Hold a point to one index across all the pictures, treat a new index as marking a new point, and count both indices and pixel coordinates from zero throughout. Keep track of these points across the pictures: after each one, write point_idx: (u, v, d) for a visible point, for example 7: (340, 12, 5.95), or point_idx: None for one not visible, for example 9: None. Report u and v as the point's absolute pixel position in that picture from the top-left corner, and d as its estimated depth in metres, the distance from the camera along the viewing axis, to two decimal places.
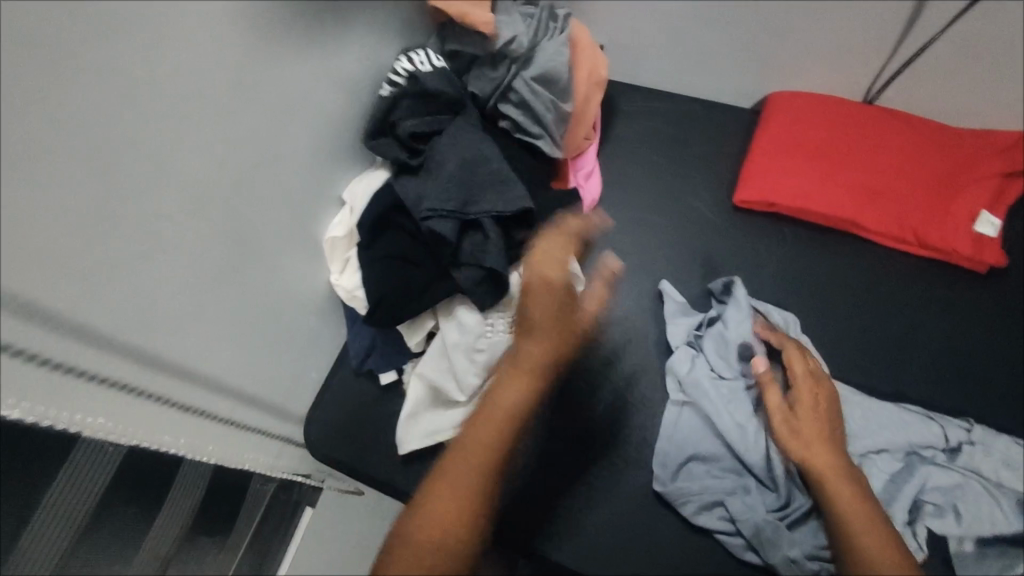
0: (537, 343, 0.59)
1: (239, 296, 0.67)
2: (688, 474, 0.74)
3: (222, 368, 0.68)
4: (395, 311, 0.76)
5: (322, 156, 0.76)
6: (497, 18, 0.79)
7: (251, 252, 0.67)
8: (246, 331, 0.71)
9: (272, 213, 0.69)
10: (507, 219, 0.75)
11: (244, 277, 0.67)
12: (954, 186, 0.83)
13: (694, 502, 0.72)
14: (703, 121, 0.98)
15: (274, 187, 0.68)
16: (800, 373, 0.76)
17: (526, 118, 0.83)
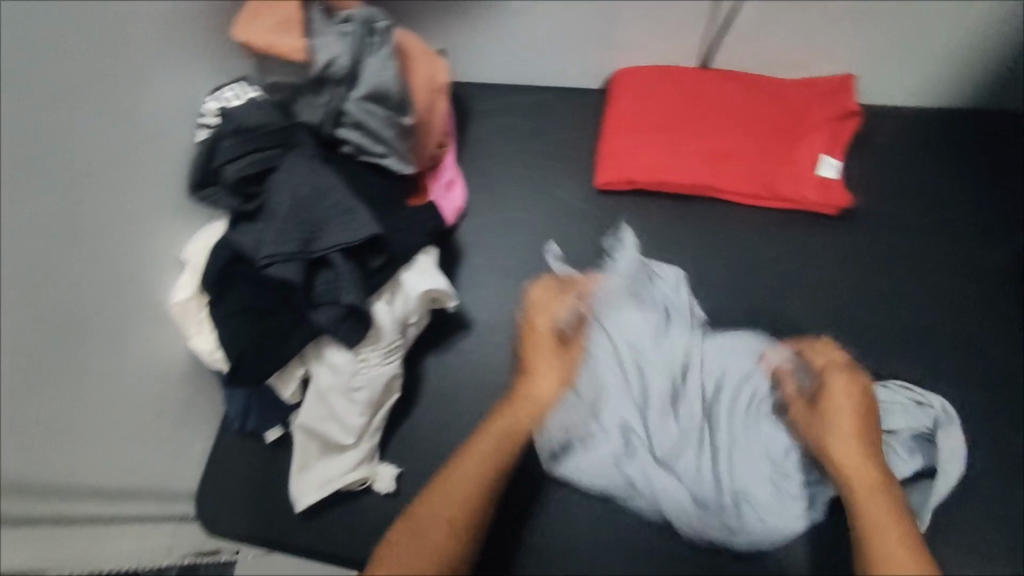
0: (544, 384, 0.77)
1: (81, 390, 0.60)
2: (568, 442, 0.76)
3: (77, 473, 0.61)
4: (256, 366, 0.72)
5: (148, 219, 0.69)
6: (312, 42, 0.75)
7: (83, 340, 0.61)
8: (100, 425, 0.64)
9: (101, 292, 0.63)
10: (357, 248, 0.72)
11: (81, 368, 0.60)
12: (794, 135, 0.85)
13: (585, 471, 0.74)
14: (555, 108, 0.97)
15: (97, 262, 0.62)
16: (827, 365, 0.76)
17: (366, 139, 0.79)
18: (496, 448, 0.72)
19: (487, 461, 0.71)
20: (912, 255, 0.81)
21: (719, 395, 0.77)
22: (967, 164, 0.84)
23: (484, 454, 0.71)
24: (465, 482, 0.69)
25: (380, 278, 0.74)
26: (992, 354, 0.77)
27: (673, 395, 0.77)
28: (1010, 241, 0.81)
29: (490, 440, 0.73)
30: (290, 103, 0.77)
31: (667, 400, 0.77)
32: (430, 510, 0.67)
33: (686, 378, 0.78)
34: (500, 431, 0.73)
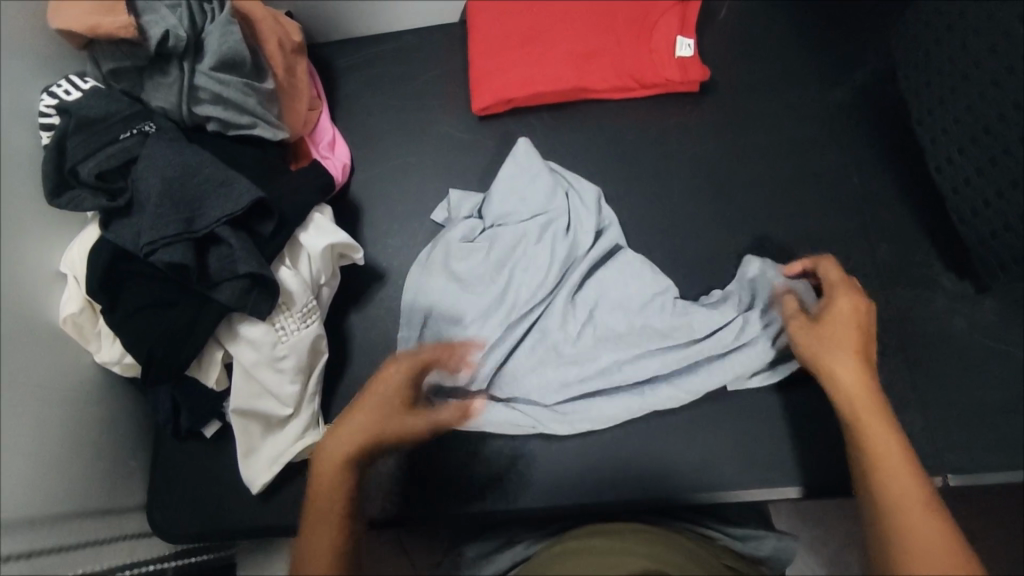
0: (361, 415, 0.63)
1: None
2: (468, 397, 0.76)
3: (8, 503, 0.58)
4: (171, 360, 0.70)
5: (11, 231, 0.65)
6: (140, 19, 0.70)
7: None
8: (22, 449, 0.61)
9: None
10: (244, 217, 0.71)
11: None
12: (647, 24, 0.89)
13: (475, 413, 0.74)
14: (420, 49, 0.97)
15: None
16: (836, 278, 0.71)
17: (229, 112, 0.77)
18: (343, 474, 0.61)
19: (349, 477, 0.62)
20: (773, 110, 0.87)
21: (603, 320, 0.78)
22: (801, 21, 0.91)
23: (358, 445, 0.62)
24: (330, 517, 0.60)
25: (277, 243, 0.73)
26: (859, 181, 0.82)
27: (565, 330, 0.78)
28: (855, 78, 0.87)
29: (344, 450, 0.62)
30: (138, 91, 0.74)
31: (555, 335, 0.78)
32: (322, 507, 0.61)
33: (583, 313, 0.79)
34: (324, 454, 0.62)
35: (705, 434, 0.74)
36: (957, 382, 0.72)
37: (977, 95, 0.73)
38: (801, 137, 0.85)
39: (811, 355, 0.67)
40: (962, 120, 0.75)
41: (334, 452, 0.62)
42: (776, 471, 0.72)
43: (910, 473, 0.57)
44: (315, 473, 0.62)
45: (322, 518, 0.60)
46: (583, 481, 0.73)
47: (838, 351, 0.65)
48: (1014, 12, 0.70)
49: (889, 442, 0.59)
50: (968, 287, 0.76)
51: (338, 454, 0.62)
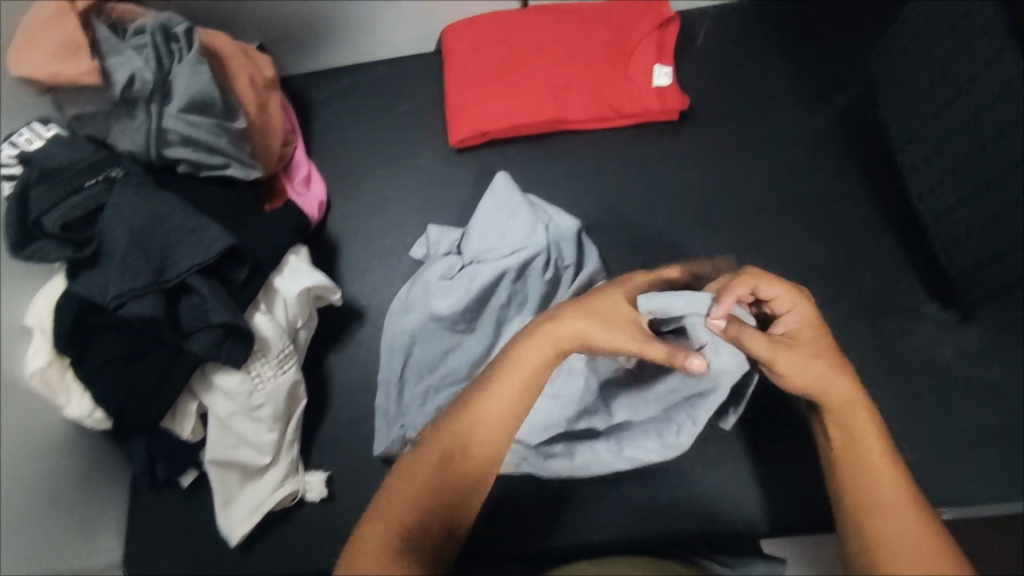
0: (571, 322, 0.55)
1: None
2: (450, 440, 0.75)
3: None
4: (144, 415, 0.68)
5: None
6: (104, 64, 0.69)
7: None
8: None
9: None
10: (215, 265, 0.70)
11: None
12: (624, 53, 0.88)
13: None
14: (396, 79, 0.95)
15: None
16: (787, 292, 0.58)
17: (200, 154, 0.75)
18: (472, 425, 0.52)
19: (493, 426, 0.52)
20: (753, 138, 0.86)
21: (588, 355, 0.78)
22: (778, 46, 0.91)
23: (528, 376, 0.53)
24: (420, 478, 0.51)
25: (250, 290, 0.71)
26: (840, 209, 0.82)
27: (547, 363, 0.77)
28: (833, 103, 0.87)
29: (515, 382, 0.53)
30: (104, 135, 0.72)
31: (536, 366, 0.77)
32: (438, 448, 0.52)
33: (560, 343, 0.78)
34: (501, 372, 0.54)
35: (688, 471, 0.76)
36: (943, 412, 0.72)
37: (957, 125, 0.71)
38: (782, 165, 0.85)
39: (805, 380, 0.55)
40: (941, 150, 0.74)
41: (499, 386, 0.53)
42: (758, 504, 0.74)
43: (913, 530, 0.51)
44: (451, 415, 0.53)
45: (426, 463, 0.51)
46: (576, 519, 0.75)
47: (836, 375, 0.55)
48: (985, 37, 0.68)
49: (884, 470, 0.54)
50: (950, 316, 0.75)
51: (504, 388, 0.53)
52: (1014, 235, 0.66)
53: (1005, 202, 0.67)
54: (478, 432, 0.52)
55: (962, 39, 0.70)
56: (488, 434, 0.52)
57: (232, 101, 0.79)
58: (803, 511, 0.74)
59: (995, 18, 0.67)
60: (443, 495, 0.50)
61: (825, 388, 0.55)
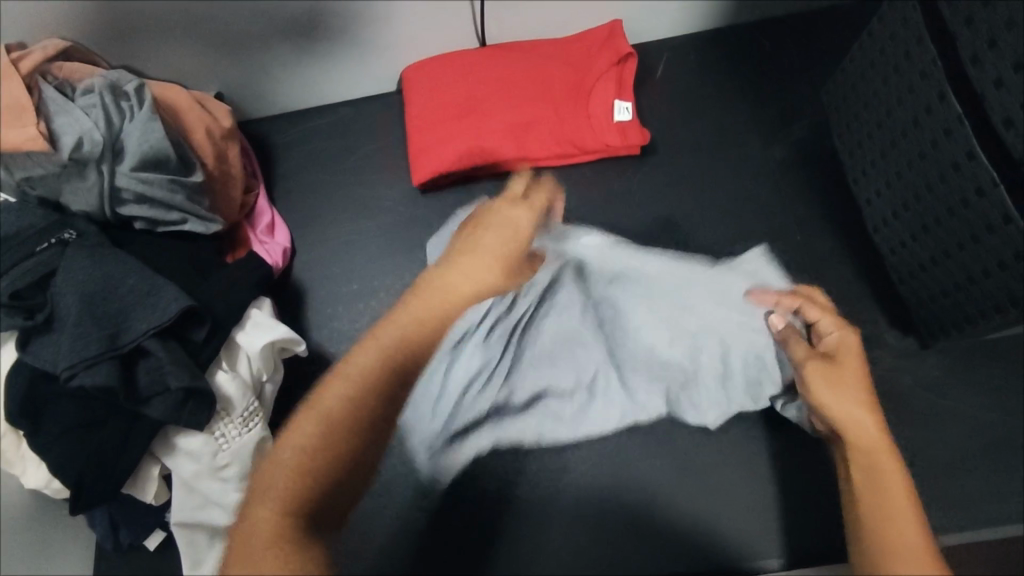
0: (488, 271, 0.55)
1: None
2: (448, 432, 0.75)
3: None
4: (103, 483, 0.66)
5: None
6: (51, 127, 0.67)
7: None
8: None
9: None
10: (173, 325, 0.68)
11: None
12: (584, 90, 0.88)
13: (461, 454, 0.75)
14: (358, 122, 0.95)
15: None
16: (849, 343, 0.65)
17: (156, 211, 0.74)
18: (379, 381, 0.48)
19: (412, 355, 0.50)
20: (713, 169, 0.87)
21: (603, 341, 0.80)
22: (737, 77, 0.92)
23: (448, 308, 0.53)
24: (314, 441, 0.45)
25: (211, 348, 0.70)
26: (802, 238, 0.83)
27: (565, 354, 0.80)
28: (791, 133, 0.88)
29: (430, 316, 0.51)
30: (55, 196, 0.70)
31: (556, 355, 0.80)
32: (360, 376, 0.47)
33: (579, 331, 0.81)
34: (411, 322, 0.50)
35: (667, 506, 0.74)
36: (908, 441, 0.72)
37: (906, 163, 0.71)
38: (743, 195, 0.86)
39: (835, 413, 0.60)
40: (894, 185, 0.74)
41: (424, 317, 0.51)
42: (745, 541, 0.72)
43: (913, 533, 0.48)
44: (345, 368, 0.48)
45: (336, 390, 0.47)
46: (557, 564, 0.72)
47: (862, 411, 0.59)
48: (919, 75, 0.68)
49: (898, 493, 0.51)
50: (911, 343, 0.76)
51: (428, 316, 0.51)
52: (965, 270, 0.67)
53: (954, 241, 0.67)
54: (404, 356, 0.49)
55: (907, 79, 0.70)
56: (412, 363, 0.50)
57: (188, 154, 0.78)
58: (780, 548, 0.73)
59: (933, 63, 0.66)
60: (347, 462, 0.46)
61: (847, 424, 0.58)
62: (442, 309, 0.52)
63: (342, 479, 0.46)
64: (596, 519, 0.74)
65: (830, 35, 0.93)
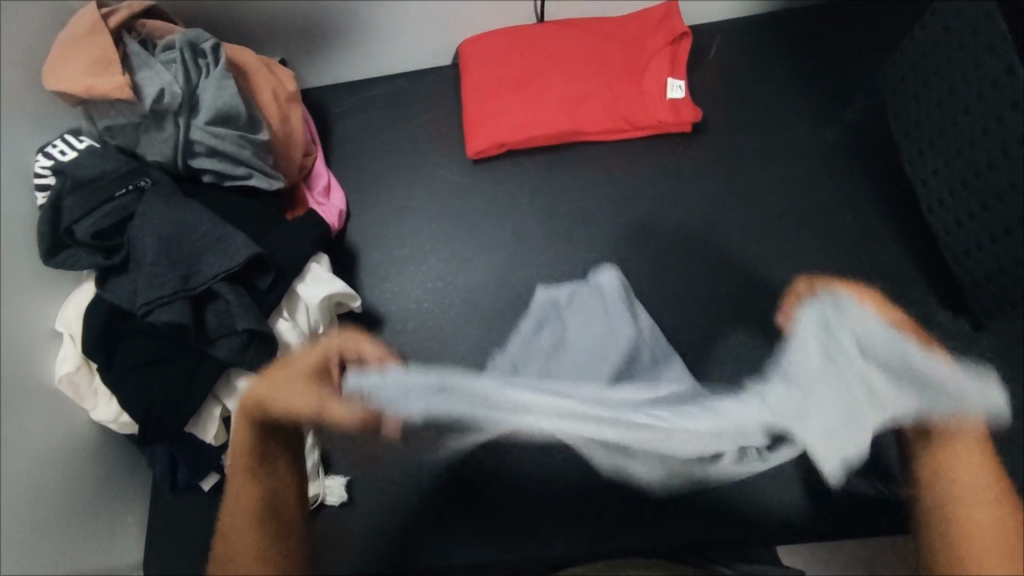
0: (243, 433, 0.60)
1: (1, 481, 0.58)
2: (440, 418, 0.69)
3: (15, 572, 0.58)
4: (170, 419, 0.69)
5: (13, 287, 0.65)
6: (135, 78, 0.71)
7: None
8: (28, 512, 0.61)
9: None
10: (241, 272, 0.71)
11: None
12: (638, 67, 0.90)
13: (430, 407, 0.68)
14: (414, 93, 0.98)
15: None
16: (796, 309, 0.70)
17: (224, 164, 0.77)
18: (256, 521, 0.58)
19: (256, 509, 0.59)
20: (764, 149, 0.88)
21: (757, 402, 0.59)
22: (790, 60, 0.92)
23: (247, 479, 0.60)
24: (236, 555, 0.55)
25: (274, 296, 0.73)
26: (854, 218, 0.83)
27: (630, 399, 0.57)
28: (844, 115, 0.89)
29: (243, 485, 0.60)
30: (133, 146, 0.74)
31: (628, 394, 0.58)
32: (234, 500, 0.60)
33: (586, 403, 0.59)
34: (246, 474, 0.60)
35: (717, 477, 0.73)
36: None
37: (968, 142, 0.77)
38: (794, 174, 0.86)
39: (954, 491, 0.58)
40: (951, 165, 0.78)
41: (242, 494, 0.60)
42: (792, 511, 0.72)
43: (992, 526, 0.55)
44: (235, 482, 0.61)
45: (236, 490, 0.60)
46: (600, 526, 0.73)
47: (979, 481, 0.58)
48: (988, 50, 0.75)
49: (981, 485, 0.57)
50: (964, 324, 0.76)
51: (245, 491, 0.60)
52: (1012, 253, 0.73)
53: (1000, 225, 0.74)
54: (250, 492, 0.60)
55: None
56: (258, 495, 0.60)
57: (256, 114, 0.81)
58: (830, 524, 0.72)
59: (1003, 38, 0.73)
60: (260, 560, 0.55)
61: (942, 487, 0.59)
62: (246, 462, 0.60)
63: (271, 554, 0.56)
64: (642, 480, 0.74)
65: (886, 20, 0.93)
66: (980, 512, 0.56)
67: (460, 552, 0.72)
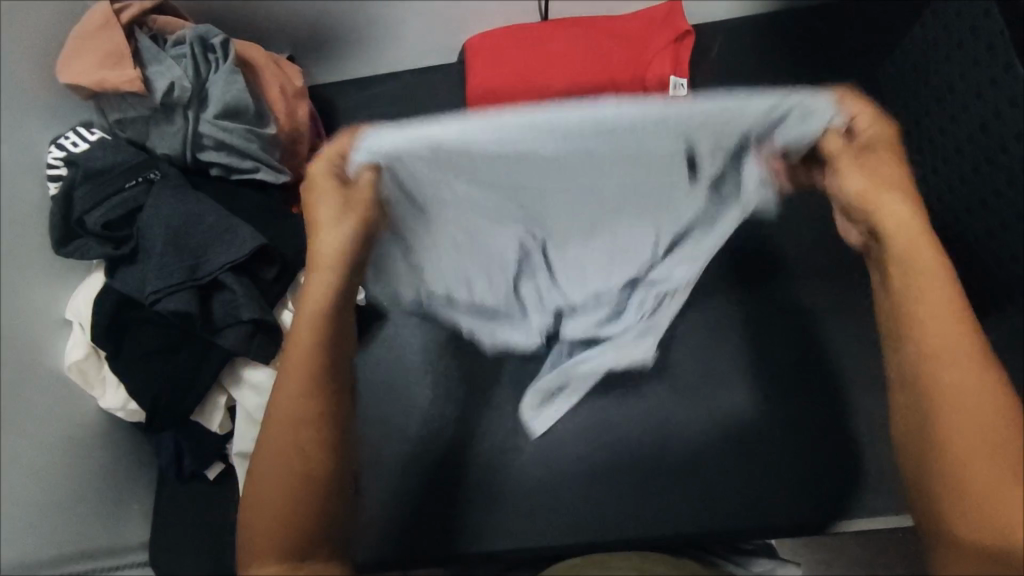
0: (314, 267, 0.60)
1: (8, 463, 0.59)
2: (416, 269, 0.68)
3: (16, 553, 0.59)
4: (175, 406, 0.70)
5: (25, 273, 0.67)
6: (145, 71, 0.72)
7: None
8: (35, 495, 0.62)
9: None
10: (247, 263, 0.72)
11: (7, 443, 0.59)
12: (641, 65, 0.91)
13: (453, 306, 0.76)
14: (420, 90, 0.99)
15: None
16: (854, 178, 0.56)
17: (231, 158, 0.78)
18: (303, 396, 0.59)
19: (319, 328, 0.60)
20: None
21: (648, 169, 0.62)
22: (793, 59, 0.93)
23: (319, 304, 0.60)
24: (285, 421, 0.58)
25: (279, 288, 0.75)
26: None
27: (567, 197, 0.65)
28: None
29: (306, 327, 0.60)
30: (143, 139, 0.76)
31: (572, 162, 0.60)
32: (295, 346, 0.60)
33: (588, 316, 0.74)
34: (303, 326, 0.60)
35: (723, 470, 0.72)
36: None
37: (965, 139, 0.74)
38: None
39: (895, 215, 0.56)
40: (952, 160, 0.76)
41: (302, 328, 0.60)
42: (803, 508, 0.70)
43: (967, 346, 0.54)
44: (282, 378, 0.59)
45: (298, 346, 0.60)
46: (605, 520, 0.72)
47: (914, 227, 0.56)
48: (982, 44, 0.70)
49: (936, 270, 0.56)
50: None
51: (302, 343, 0.60)
52: (1009, 250, 0.73)
53: (998, 221, 0.73)
54: (309, 337, 0.60)
55: (970, 53, 0.72)
56: (320, 328, 0.60)
57: (264, 109, 0.82)
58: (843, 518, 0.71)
59: (1000, 34, 0.68)
60: (312, 410, 0.59)
61: (898, 231, 0.56)
62: (319, 306, 0.60)
63: (315, 401, 0.59)
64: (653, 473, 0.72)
65: (889, 19, 0.93)
66: (931, 283, 0.56)
67: (470, 542, 0.71)
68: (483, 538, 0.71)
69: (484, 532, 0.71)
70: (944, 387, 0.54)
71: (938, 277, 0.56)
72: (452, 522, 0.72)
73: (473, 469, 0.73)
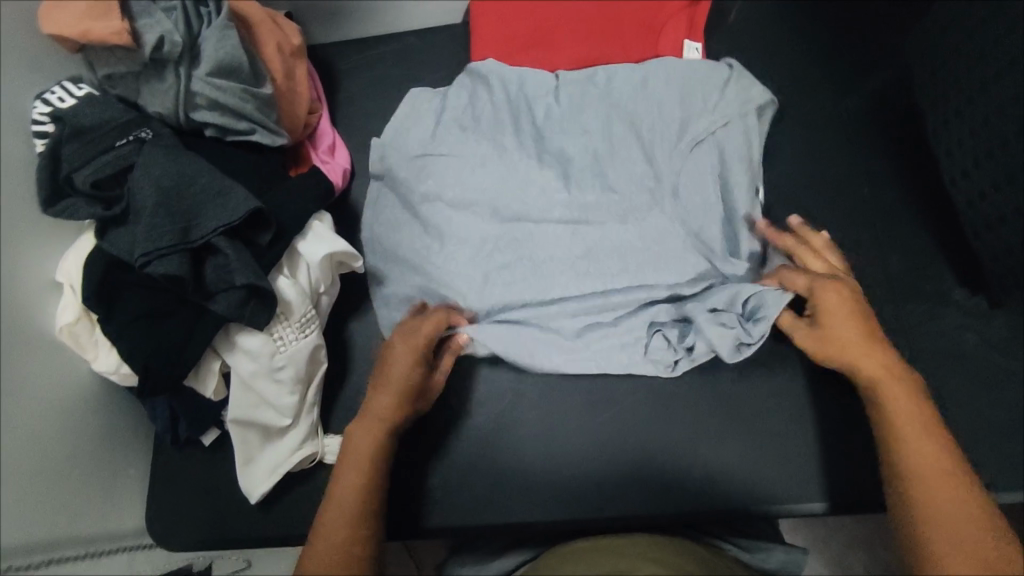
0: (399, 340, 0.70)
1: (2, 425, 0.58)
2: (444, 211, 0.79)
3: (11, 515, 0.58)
4: (169, 372, 0.69)
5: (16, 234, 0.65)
6: (134, 24, 0.69)
7: None
8: (29, 458, 0.62)
9: None
10: (241, 227, 0.70)
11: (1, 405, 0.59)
12: (654, 29, 0.88)
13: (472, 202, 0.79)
14: (423, 51, 0.96)
15: None
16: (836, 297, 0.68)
17: (226, 118, 0.76)
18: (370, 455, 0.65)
19: (390, 419, 0.66)
20: (780, 114, 0.85)
21: (640, 143, 0.81)
22: (811, 25, 0.90)
23: (399, 380, 0.67)
24: (349, 484, 0.63)
25: (275, 253, 0.73)
26: (870, 190, 0.81)
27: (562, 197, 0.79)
28: (867, 84, 0.86)
29: (388, 393, 0.67)
30: (134, 96, 0.73)
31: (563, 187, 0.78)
32: (374, 402, 0.67)
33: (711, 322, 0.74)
34: (382, 399, 0.67)
35: (718, 443, 0.73)
36: (968, 400, 0.72)
37: (996, 110, 0.72)
38: (812, 143, 0.83)
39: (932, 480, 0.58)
40: (978, 135, 0.74)
41: (381, 393, 0.67)
42: (784, 488, 0.72)
43: (940, 476, 0.58)
44: (354, 433, 0.66)
45: (377, 404, 0.67)
46: (608, 491, 0.72)
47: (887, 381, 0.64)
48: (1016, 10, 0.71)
49: (956, 499, 0.56)
50: (981, 303, 0.75)
51: (366, 433, 0.66)
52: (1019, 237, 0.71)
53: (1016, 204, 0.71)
54: (380, 416, 0.66)
55: None
56: (394, 403, 0.67)
57: (260, 68, 0.79)
58: (842, 494, 0.71)
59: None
60: (373, 475, 0.64)
61: (915, 464, 0.59)
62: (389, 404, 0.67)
63: (377, 472, 0.64)
64: (657, 442, 0.74)
65: None
66: (933, 458, 0.59)
67: (480, 500, 0.73)
68: (490, 498, 0.73)
69: (496, 496, 0.73)
70: (933, 522, 0.56)
71: (932, 460, 0.59)
72: (458, 480, 0.74)
73: (480, 430, 0.76)
